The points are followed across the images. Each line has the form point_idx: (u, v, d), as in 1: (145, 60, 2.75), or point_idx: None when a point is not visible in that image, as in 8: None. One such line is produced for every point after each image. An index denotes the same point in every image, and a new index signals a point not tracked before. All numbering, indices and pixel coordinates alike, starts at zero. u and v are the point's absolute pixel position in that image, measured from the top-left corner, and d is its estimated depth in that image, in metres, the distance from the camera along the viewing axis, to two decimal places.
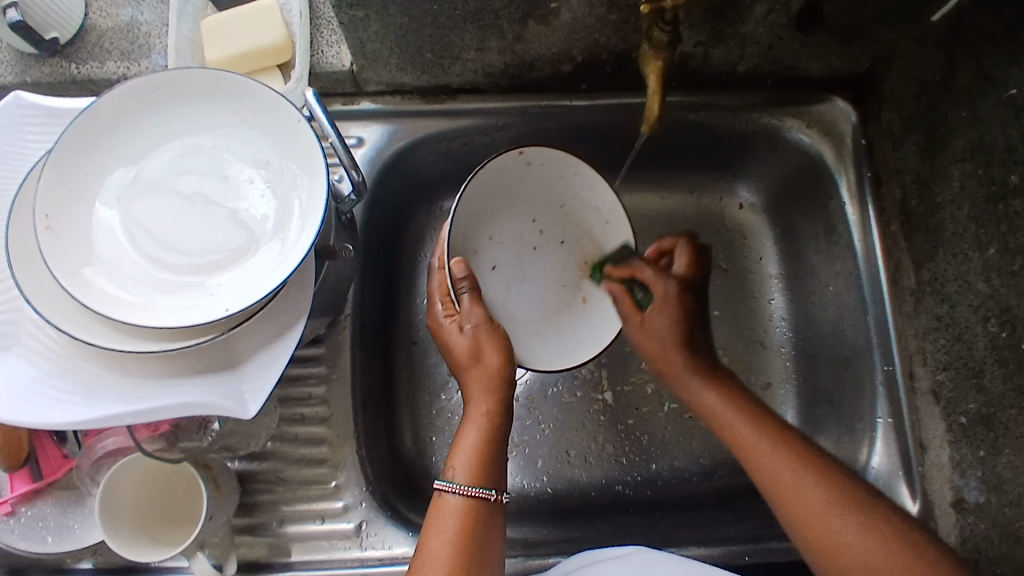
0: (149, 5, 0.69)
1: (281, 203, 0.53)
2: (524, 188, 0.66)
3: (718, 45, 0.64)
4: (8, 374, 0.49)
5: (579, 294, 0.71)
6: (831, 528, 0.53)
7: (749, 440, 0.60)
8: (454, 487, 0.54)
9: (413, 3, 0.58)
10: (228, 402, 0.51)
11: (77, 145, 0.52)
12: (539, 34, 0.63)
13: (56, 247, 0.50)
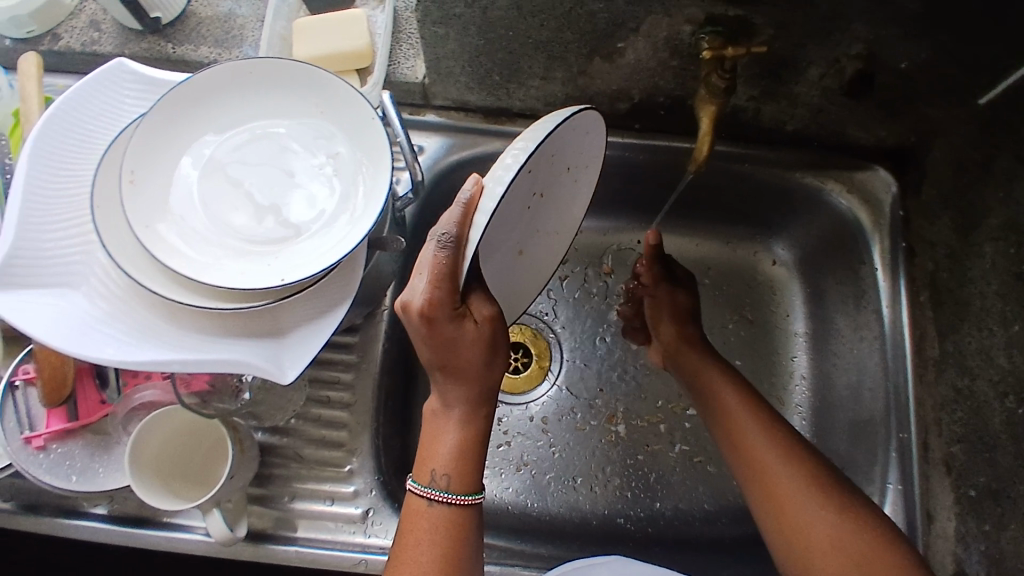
0: (247, 1, 0.75)
1: (345, 191, 0.57)
2: (551, 141, 0.51)
3: (769, 102, 0.68)
4: (72, 308, 0.52)
5: (517, 247, 0.62)
6: (806, 526, 0.58)
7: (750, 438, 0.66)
8: (447, 498, 0.54)
9: (491, 28, 0.63)
10: (269, 365, 0.54)
11: (170, 112, 0.56)
12: (604, 71, 0.67)
13: (137, 200, 0.54)
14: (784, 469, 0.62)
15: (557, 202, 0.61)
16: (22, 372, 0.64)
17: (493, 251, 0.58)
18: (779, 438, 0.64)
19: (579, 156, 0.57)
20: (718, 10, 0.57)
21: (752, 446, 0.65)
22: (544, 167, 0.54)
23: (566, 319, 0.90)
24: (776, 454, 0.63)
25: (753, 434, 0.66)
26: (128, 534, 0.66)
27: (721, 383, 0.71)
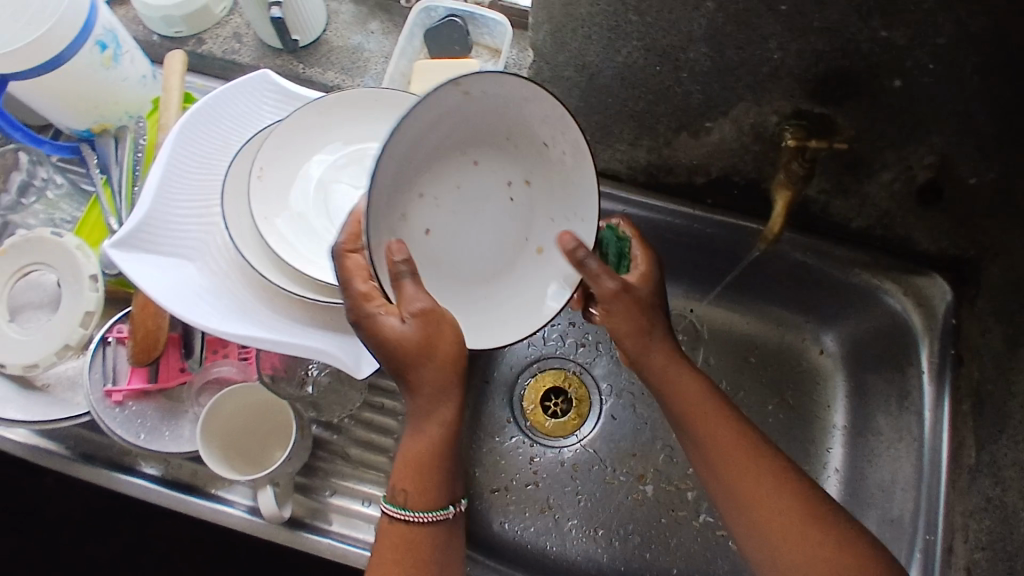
0: (376, 38, 0.83)
1: None
2: (464, 117, 0.55)
3: (840, 198, 0.73)
4: (185, 277, 0.58)
5: (534, 242, 0.63)
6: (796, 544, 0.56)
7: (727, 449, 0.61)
8: (406, 515, 0.57)
9: (594, 93, 0.69)
10: (349, 358, 0.59)
11: (302, 123, 0.63)
12: (688, 145, 0.73)
13: (262, 194, 0.60)
14: (761, 480, 0.59)
15: (564, 193, 0.61)
16: (117, 331, 0.69)
17: (489, 244, 0.62)
18: (752, 446, 0.61)
19: (545, 130, 0.57)
20: (806, 106, 0.63)
21: (727, 454, 0.61)
22: (491, 152, 0.59)
23: (609, 373, 0.93)
24: (752, 462, 0.60)
25: (725, 442, 0.61)
26: (177, 498, 0.70)
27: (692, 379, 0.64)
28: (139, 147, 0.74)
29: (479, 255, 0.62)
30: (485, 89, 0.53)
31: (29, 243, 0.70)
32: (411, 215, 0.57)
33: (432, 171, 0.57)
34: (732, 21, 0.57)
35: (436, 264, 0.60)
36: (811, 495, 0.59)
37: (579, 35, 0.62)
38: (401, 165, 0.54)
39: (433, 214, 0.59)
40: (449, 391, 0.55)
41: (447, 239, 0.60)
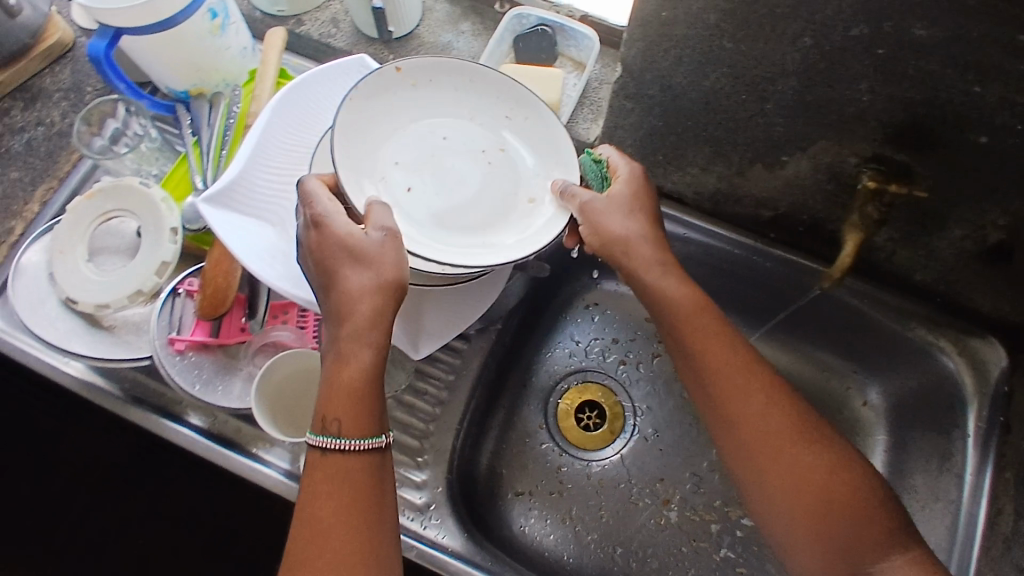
0: (465, 38, 0.86)
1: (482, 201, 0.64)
2: (420, 101, 0.66)
3: (907, 248, 0.74)
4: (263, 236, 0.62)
5: (525, 195, 0.65)
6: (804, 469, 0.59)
7: (731, 380, 0.63)
8: (340, 445, 0.54)
9: (674, 113, 0.70)
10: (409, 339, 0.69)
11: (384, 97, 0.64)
12: (760, 177, 0.73)
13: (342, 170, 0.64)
14: (750, 398, 0.62)
15: (539, 160, 0.66)
16: (188, 284, 0.73)
17: (485, 205, 0.64)
18: (746, 364, 0.64)
19: (505, 103, 0.67)
20: (886, 152, 0.64)
21: (725, 380, 0.63)
22: (461, 131, 0.66)
23: (645, 395, 0.94)
24: (744, 377, 0.63)
25: (722, 357, 0.64)
26: (217, 451, 0.72)
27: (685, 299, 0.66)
28: (232, 114, 0.77)
29: (479, 214, 0.64)
30: (429, 79, 0.66)
31: (117, 189, 0.74)
32: (391, 174, 0.63)
33: (408, 142, 0.65)
34: (826, 58, 0.58)
35: (421, 218, 0.62)
36: (802, 416, 0.62)
37: (670, 55, 0.64)
38: (365, 118, 0.63)
39: (411, 178, 0.64)
40: (389, 314, 0.56)
41: (430, 202, 0.63)
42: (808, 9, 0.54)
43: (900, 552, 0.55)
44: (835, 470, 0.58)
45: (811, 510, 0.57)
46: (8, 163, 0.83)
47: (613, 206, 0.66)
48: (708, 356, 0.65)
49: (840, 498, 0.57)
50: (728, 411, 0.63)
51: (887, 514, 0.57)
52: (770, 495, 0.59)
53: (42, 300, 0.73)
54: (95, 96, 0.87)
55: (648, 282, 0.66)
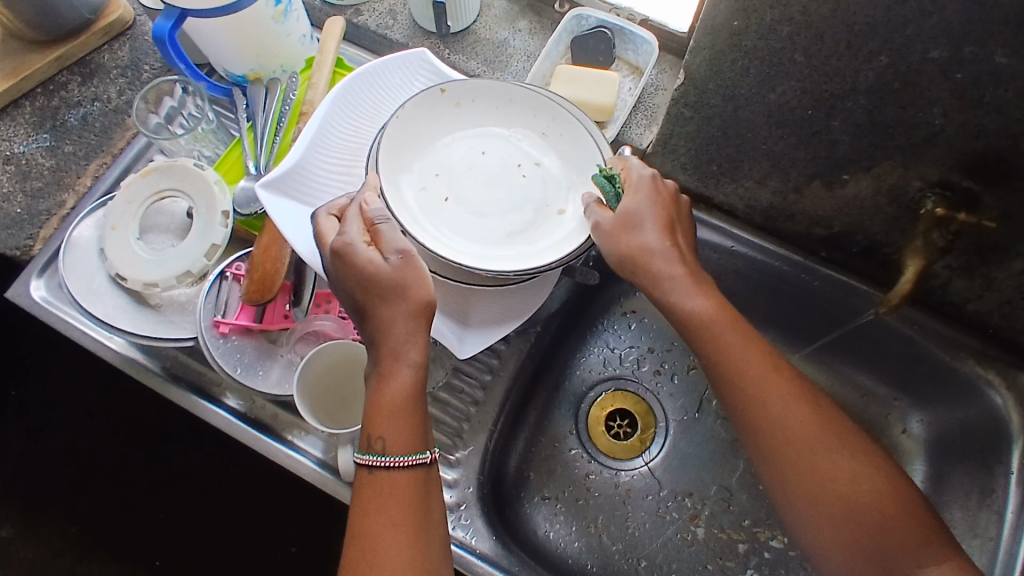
0: (522, 37, 0.85)
1: (521, 212, 0.65)
2: (462, 119, 0.68)
3: (964, 277, 0.72)
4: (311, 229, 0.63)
5: (556, 204, 0.66)
6: (827, 473, 0.57)
7: (745, 381, 0.60)
8: (386, 461, 0.54)
9: (734, 124, 0.68)
10: (452, 336, 0.67)
11: (429, 110, 0.66)
12: (817, 195, 0.72)
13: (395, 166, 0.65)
14: (770, 396, 0.60)
15: (576, 173, 0.67)
16: (235, 268, 0.73)
17: (519, 215, 0.65)
18: (764, 356, 0.61)
19: (546, 116, 0.67)
20: (954, 177, 0.62)
21: (740, 376, 0.60)
22: (502, 145, 0.67)
23: (678, 407, 0.92)
24: (764, 372, 0.61)
25: (740, 346, 0.61)
26: (253, 436, 0.72)
27: (692, 300, 0.61)
28: (287, 101, 0.78)
29: (514, 223, 0.65)
30: (474, 98, 0.68)
31: (172, 169, 0.74)
32: (430, 185, 0.65)
33: (449, 154, 0.66)
34: (901, 79, 0.56)
35: (457, 229, 0.64)
36: (824, 412, 0.60)
37: (737, 66, 0.62)
38: (408, 132, 0.65)
39: (449, 189, 0.65)
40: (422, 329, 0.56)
41: (467, 212, 0.65)
42: (888, 29, 0.53)
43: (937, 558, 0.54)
44: (861, 471, 0.57)
45: (841, 515, 0.56)
46: (64, 136, 0.84)
47: (622, 227, 0.62)
48: (726, 350, 0.60)
49: (871, 505, 0.56)
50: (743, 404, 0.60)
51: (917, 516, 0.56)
52: (789, 495, 0.58)
53: (92, 275, 0.73)
54: (151, 75, 0.88)
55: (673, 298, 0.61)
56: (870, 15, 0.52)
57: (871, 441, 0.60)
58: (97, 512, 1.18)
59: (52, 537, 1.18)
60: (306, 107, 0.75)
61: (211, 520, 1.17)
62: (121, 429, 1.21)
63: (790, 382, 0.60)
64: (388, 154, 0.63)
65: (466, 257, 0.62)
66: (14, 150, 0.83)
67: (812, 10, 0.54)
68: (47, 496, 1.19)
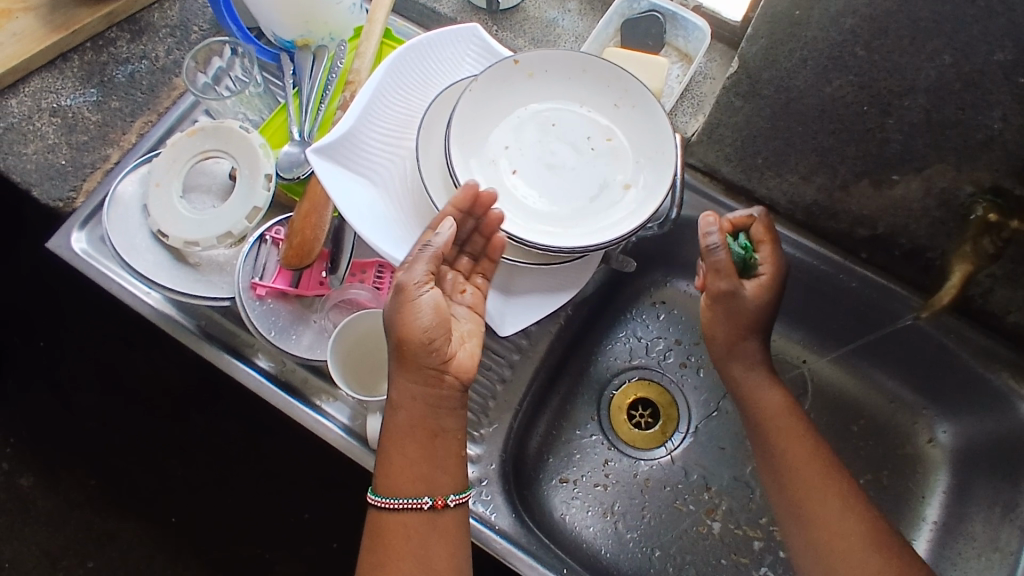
0: (571, 17, 0.85)
1: (586, 188, 0.67)
2: (532, 90, 0.68)
3: (1007, 286, 0.71)
4: (371, 199, 0.64)
5: (622, 180, 0.66)
6: (860, 559, 0.61)
7: (802, 471, 0.66)
8: (389, 504, 0.59)
9: (785, 117, 0.68)
10: (495, 314, 0.66)
11: (500, 81, 0.66)
12: (864, 195, 0.71)
13: (460, 137, 0.65)
14: (827, 500, 0.64)
15: (643, 151, 0.66)
16: (274, 232, 0.73)
17: (582, 191, 0.67)
18: (824, 466, 0.67)
19: (618, 88, 0.67)
20: (1005, 185, 0.62)
21: (800, 465, 0.67)
22: (571, 118, 0.68)
23: (701, 401, 0.91)
24: (821, 472, 0.66)
25: (804, 462, 0.67)
26: (282, 398, 0.73)
27: (766, 390, 0.71)
28: (334, 70, 0.78)
29: (579, 200, 0.66)
30: (546, 68, 0.67)
31: (217, 130, 0.74)
32: (499, 158, 0.67)
33: (519, 128, 0.68)
34: (963, 79, 0.56)
35: (522, 207, 0.66)
36: (876, 524, 0.63)
37: (794, 57, 0.62)
38: (481, 102, 0.66)
39: (518, 163, 0.67)
40: (418, 371, 0.59)
41: (533, 187, 0.67)
42: (953, 26, 0.53)
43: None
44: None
45: None
46: (110, 92, 0.85)
47: (731, 318, 0.70)
48: (790, 444, 0.68)
49: None
50: (801, 511, 0.65)
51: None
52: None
53: (134, 230, 0.74)
54: (200, 37, 0.88)
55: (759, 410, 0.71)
56: (936, 12, 0.53)
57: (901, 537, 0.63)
58: (119, 467, 1.21)
59: (73, 488, 1.21)
60: (352, 76, 0.75)
61: (229, 483, 1.20)
62: (145, 387, 1.23)
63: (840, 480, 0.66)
64: (458, 125, 0.65)
65: (529, 232, 0.64)
66: (61, 103, 0.84)
67: (877, 3, 0.54)
68: (71, 448, 1.22)
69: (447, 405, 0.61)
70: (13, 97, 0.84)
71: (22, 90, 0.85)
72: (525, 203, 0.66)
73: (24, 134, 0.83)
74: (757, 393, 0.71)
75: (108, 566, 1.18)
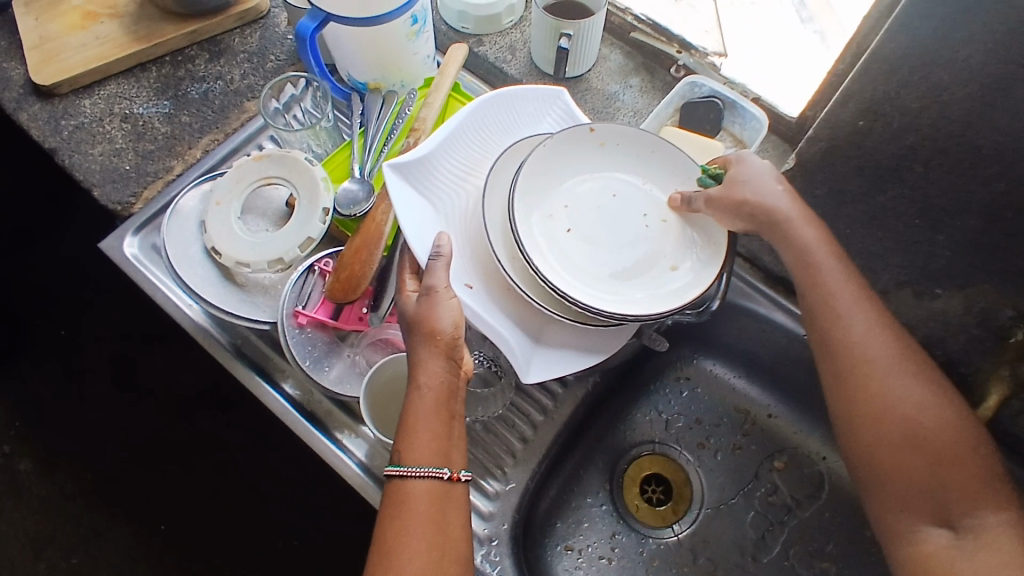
0: (633, 92, 0.87)
1: (633, 261, 0.68)
2: (601, 158, 0.70)
3: None
4: (429, 221, 0.65)
5: (669, 261, 0.67)
6: (892, 394, 0.61)
7: (840, 306, 0.64)
8: (415, 473, 0.58)
9: (834, 218, 0.69)
10: (524, 359, 0.64)
11: (573, 144, 0.69)
12: (903, 302, 0.70)
13: (526, 189, 0.67)
14: (856, 321, 0.63)
15: (692, 239, 0.68)
16: (322, 263, 0.75)
17: (628, 261, 0.68)
18: (863, 296, 0.65)
19: (681, 173, 0.69)
20: None
21: (832, 299, 0.64)
22: (632, 191, 0.70)
23: (715, 484, 0.90)
24: (857, 300, 0.64)
25: (840, 287, 0.64)
26: (305, 429, 0.74)
27: (801, 232, 0.66)
28: (401, 115, 0.80)
29: (625, 267, 0.67)
30: (619, 142, 0.70)
31: (283, 158, 0.77)
32: (556, 215, 0.69)
33: (581, 190, 0.70)
34: (1017, 208, 0.56)
35: (569, 263, 0.67)
36: (910, 350, 0.63)
37: (850, 163, 0.64)
38: (551, 160, 0.69)
39: (572, 222, 0.69)
40: (448, 354, 0.61)
41: (583, 248, 0.68)
42: (1014, 157, 0.54)
43: (993, 510, 0.57)
44: (936, 408, 0.61)
45: (900, 441, 0.60)
46: (182, 106, 0.88)
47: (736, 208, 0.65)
48: (823, 275, 0.65)
49: (933, 442, 0.60)
50: (836, 345, 0.63)
51: (983, 462, 0.60)
52: (866, 436, 0.61)
53: (189, 243, 0.77)
54: (275, 65, 0.91)
55: (798, 235, 0.66)
56: (997, 140, 0.54)
57: (935, 373, 0.63)
58: (121, 465, 1.21)
59: (71, 480, 1.21)
60: (417, 124, 0.77)
61: (226, 497, 1.19)
62: (162, 389, 1.25)
63: (880, 312, 0.64)
64: (525, 178, 0.67)
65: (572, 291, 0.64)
66: (133, 110, 0.88)
67: (941, 126, 0.55)
68: (78, 440, 1.23)
69: (459, 389, 0.62)
70: (86, 98, 0.88)
71: (98, 92, 0.88)
72: (570, 259, 0.67)
73: (93, 135, 0.86)
74: (793, 239, 0.66)
75: (91, 565, 1.17)
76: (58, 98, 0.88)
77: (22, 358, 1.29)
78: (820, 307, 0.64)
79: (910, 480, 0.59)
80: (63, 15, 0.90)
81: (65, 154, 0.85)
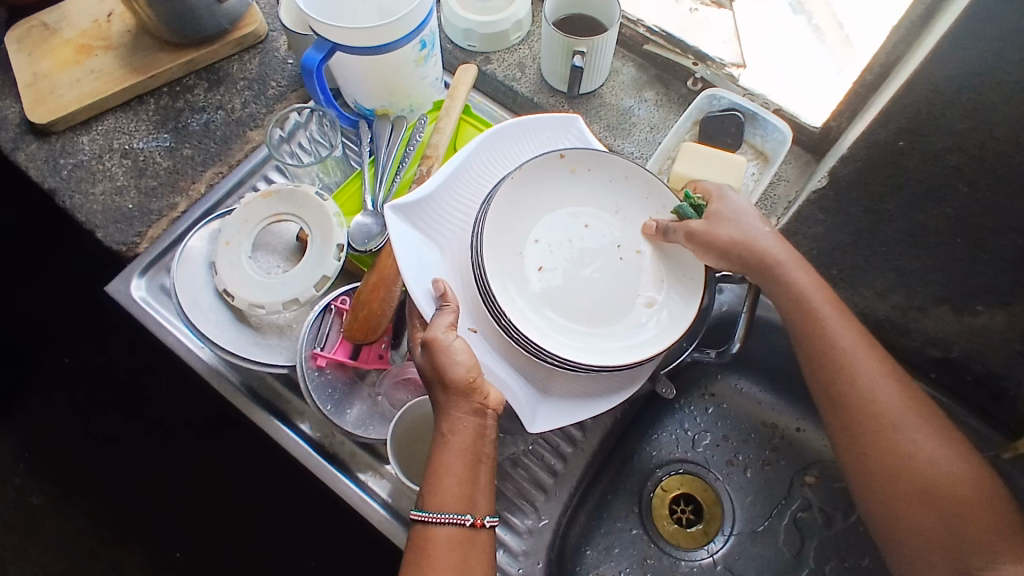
0: (648, 106, 0.85)
1: (612, 300, 0.65)
2: (577, 188, 0.68)
3: None
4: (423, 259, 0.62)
5: (644, 298, 0.65)
6: (901, 444, 0.59)
7: (839, 356, 0.62)
8: (438, 519, 0.55)
9: (868, 236, 0.67)
10: (525, 408, 0.62)
11: (542, 175, 0.66)
12: (941, 318, 0.69)
13: (497, 227, 0.64)
14: (865, 368, 0.62)
15: (669, 271, 0.66)
16: (340, 301, 0.72)
17: (605, 300, 0.65)
18: (865, 341, 0.63)
19: (657, 199, 0.67)
20: None
21: (836, 349, 0.62)
22: (603, 222, 0.67)
23: (745, 502, 0.88)
24: (863, 350, 0.63)
25: (848, 337, 0.63)
26: (329, 473, 0.71)
27: (796, 277, 0.64)
28: (413, 141, 0.78)
29: (602, 306, 0.65)
30: (592, 168, 0.68)
31: (293, 195, 0.74)
32: (528, 251, 0.66)
33: (551, 222, 0.67)
34: None
35: (541, 305, 0.64)
36: (920, 401, 0.61)
37: (889, 181, 0.61)
38: (522, 195, 0.66)
39: (546, 258, 0.66)
40: (469, 396, 0.58)
41: (557, 287, 0.65)
42: None
43: (1009, 562, 0.53)
44: (948, 461, 0.58)
45: (911, 494, 0.58)
46: (183, 139, 0.85)
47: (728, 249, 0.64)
48: (824, 322, 0.63)
49: (946, 494, 0.57)
50: (841, 393, 0.62)
51: (999, 514, 0.56)
52: (876, 490, 0.59)
53: (199, 286, 0.74)
54: (277, 92, 0.88)
55: (789, 279, 0.64)
56: None
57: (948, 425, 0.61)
58: (131, 500, 1.18)
59: (79, 517, 1.18)
60: (430, 150, 0.74)
61: (240, 530, 1.16)
62: (172, 420, 1.23)
63: (886, 363, 0.63)
64: (494, 215, 0.63)
65: (546, 339, 0.61)
66: (133, 145, 0.85)
67: (991, 146, 0.53)
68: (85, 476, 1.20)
69: (489, 432, 0.59)
70: (84, 134, 0.85)
71: (95, 128, 0.86)
72: (545, 301, 0.64)
73: (93, 174, 0.83)
74: (790, 284, 0.64)
75: None
76: (55, 136, 0.85)
77: (28, 392, 1.26)
78: (821, 357, 0.63)
79: (924, 534, 0.56)
80: (56, 50, 0.87)
81: (64, 195, 0.82)
